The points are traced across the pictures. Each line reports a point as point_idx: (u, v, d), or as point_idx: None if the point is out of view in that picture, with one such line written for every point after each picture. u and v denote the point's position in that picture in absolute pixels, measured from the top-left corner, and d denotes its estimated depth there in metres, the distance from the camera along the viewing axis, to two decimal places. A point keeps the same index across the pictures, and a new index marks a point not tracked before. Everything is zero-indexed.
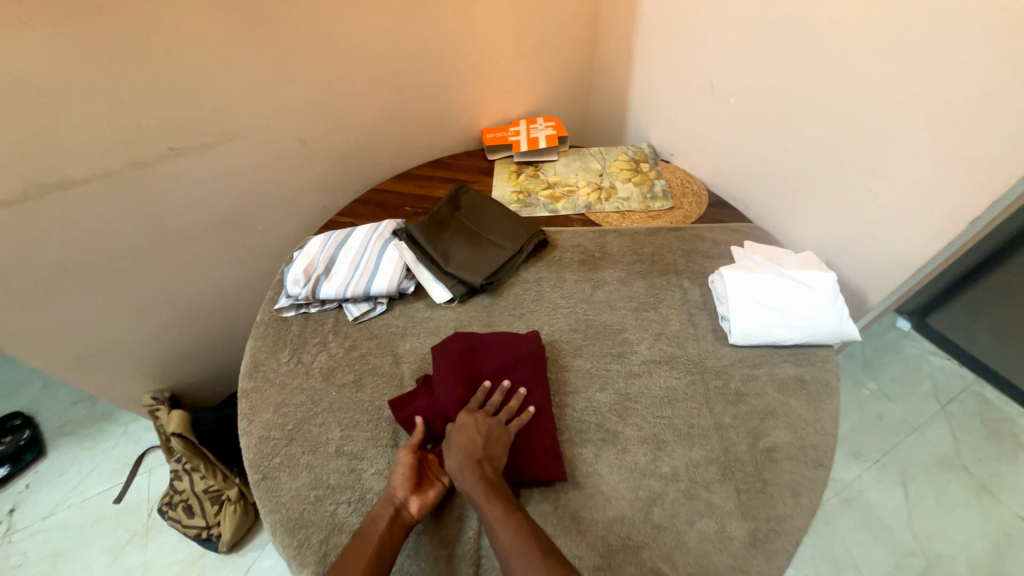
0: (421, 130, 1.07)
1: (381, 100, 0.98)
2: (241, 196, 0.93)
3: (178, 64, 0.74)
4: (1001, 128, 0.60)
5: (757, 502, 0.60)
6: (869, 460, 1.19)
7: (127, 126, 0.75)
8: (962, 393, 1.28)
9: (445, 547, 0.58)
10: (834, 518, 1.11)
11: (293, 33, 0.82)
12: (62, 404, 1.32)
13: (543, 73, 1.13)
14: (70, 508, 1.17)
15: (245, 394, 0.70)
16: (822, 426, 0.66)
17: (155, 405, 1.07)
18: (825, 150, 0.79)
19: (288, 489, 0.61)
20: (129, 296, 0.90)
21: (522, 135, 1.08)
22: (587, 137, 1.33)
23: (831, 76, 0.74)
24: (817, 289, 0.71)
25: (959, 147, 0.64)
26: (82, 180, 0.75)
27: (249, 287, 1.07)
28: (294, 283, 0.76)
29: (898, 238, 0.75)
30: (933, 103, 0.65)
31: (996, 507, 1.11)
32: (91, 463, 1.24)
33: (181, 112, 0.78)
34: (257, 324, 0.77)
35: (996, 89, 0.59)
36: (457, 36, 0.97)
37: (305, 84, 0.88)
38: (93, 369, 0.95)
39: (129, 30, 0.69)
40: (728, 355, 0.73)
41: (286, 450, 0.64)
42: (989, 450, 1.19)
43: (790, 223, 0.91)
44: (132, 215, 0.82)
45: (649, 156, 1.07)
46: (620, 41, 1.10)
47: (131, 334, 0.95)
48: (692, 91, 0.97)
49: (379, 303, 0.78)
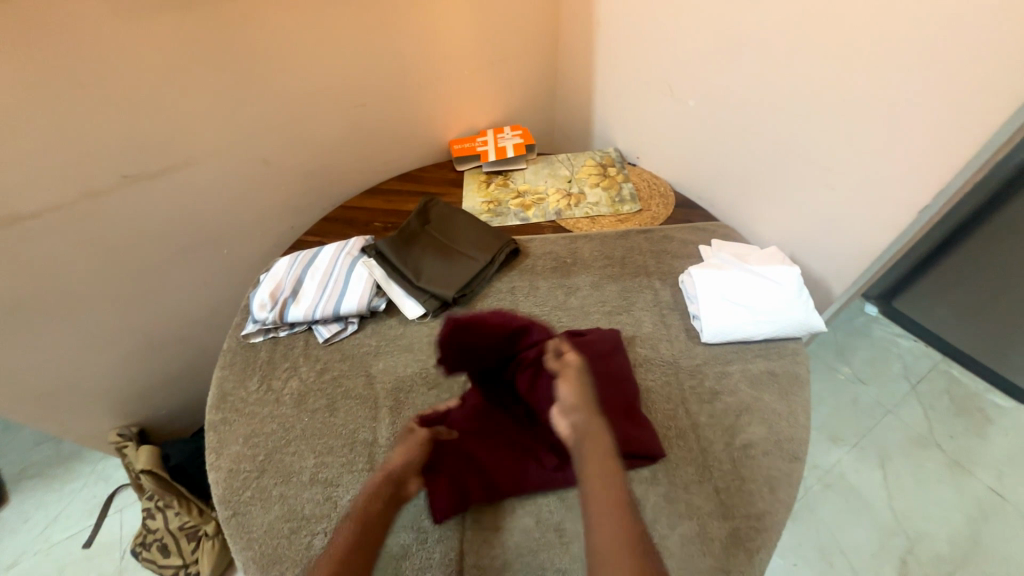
0: (388, 144, 1.06)
1: (344, 116, 0.97)
2: (204, 221, 0.90)
3: (128, 89, 0.72)
4: (942, 121, 0.63)
5: (736, 499, 0.61)
6: (848, 444, 1.22)
7: (76, 156, 0.72)
8: (929, 372, 1.33)
9: (425, 572, 0.57)
10: (819, 503, 1.14)
11: (249, 54, 0.80)
12: (23, 447, 1.25)
13: (507, 83, 1.13)
14: (35, 557, 1.10)
15: (212, 427, 0.67)
16: (795, 418, 0.67)
17: (122, 441, 1.02)
18: (784, 147, 0.81)
19: (260, 524, 0.59)
20: (88, 330, 0.86)
21: (489, 145, 1.08)
22: (555, 144, 1.35)
23: (782, 76, 0.77)
24: (781, 284, 0.72)
25: (907, 141, 0.67)
26: (28, 214, 0.71)
27: (217, 312, 1.04)
28: (261, 307, 0.74)
29: (856, 229, 0.78)
30: (879, 100, 0.67)
31: (969, 481, 1.15)
32: (56, 507, 1.17)
33: (133, 138, 0.76)
34: (223, 352, 0.75)
35: (934, 85, 0.62)
36: (418, 50, 0.97)
37: (264, 104, 0.86)
38: (52, 409, 0.91)
39: (70, 57, 0.66)
40: (702, 354, 0.74)
41: (257, 482, 0.62)
42: (958, 427, 1.23)
43: (755, 219, 0.93)
44: (85, 246, 0.79)
45: (616, 160, 1.08)
46: (581, 48, 1.11)
47: (91, 370, 0.91)
48: (653, 95, 0.99)
49: (350, 323, 0.77)
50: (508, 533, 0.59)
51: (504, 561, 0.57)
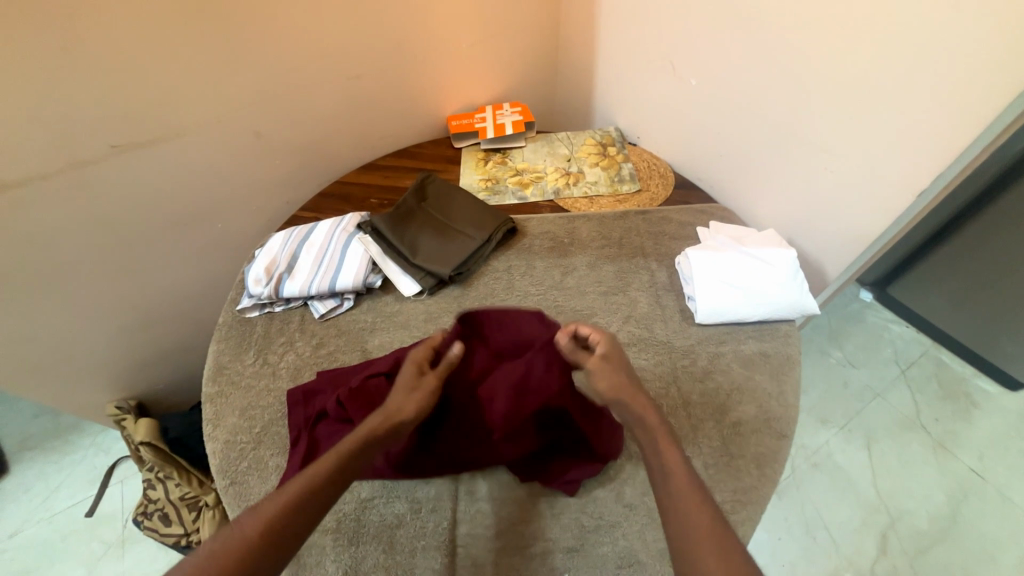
0: (384, 119, 1.04)
1: (338, 89, 0.94)
2: (196, 193, 0.89)
3: (115, 55, 0.70)
4: (947, 102, 0.61)
5: (723, 473, 0.62)
6: (836, 426, 1.24)
7: (63, 123, 0.70)
8: (921, 358, 1.34)
9: (419, 539, 0.59)
10: (805, 482, 1.17)
11: (241, 23, 0.78)
12: (22, 419, 1.26)
13: (506, 58, 1.11)
14: (38, 525, 1.13)
15: (209, 399, 0.68)
16: (784, 398, 0.68)
17: (121, 414, 1.03)
18: (785, 129, 0.80)
19: (258, 493, 0.61)
20: (82, 303, 0.86)
21: (488, 121, 1.06)
22: (554, 121, 1.32)
23: (784, 56, 0.75)
24: (777, 266, 0.72)
25: (911, 124, 0.65)
26: (16, 184, 0.69)
27: (213, 286, 1.04)
28: (255, 282, 0.73)
29: (854, 214, 0.77)
30: (885, 78, 0.65)
31: (953, 463, 1.18)
32: (57, 477, 1.19)
33: (121, 108, 0.74)
34: (219, 326, 0.75)
35: (942, 62, 0.60)
36: (415, 22, 0.94)
37: (253, 75, 0.83)
38: (49, 381, 0.91)
39: (50, 18, 0.63)
40: (695, 334, 0.75)
41: (254, 453, 0.64)
42: (945, 411, 1.26)
43: (753, 203, 0.92)
44: (77, 218, 0.77)
45: (616, 140, 1.06)
46: (583, 23, 1.08)
47: (88, 343, 0.91)
48: (655, 74, 0.97)
49: (346, 299, 0.77)
50: (499, 502, 0.61)
51: (497, 530, 0.60)
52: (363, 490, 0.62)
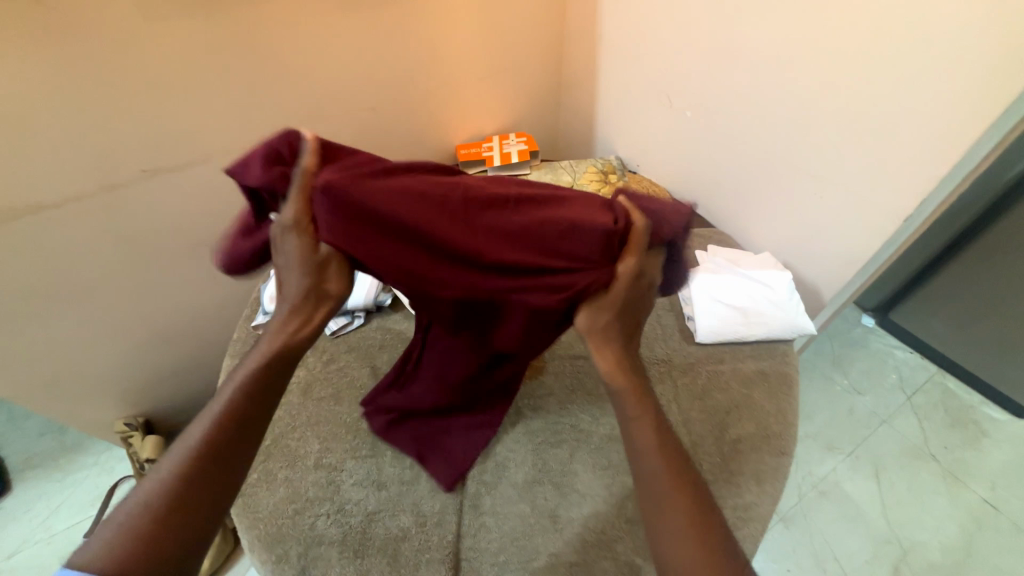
0: (396, 147, 1.10)
1: (355, 120, 1.00)
2: (216, 215, 0.93)
3: (151, 91, 0.75)
4: (926, 132, 0.65)
5: (723, 490, 0.63)
6: (843, 452, 1.23)
7: (99, 150, 0.75)
8: (926, 384, 1.33)
9: (424, 552, 0.60)
10: (813, 510, 1.15)
11: (268, 61, 0.84)
12: (28, 436, 1.27)
13: (513, 90, 1.17)
14: (38, 545, 1.12)
15: None
16: (783, 416, 0.70)
17: (129, 431, 1.05)
18: (776, 156, 0.85)
19: (265, 505, 0.63)
20: (104, 318, 0.90)
21: (494, 150, 1.11)
22: (558, 149, 1.38)
23: (773, 89, 0.80)
24: (774, 288, 0.75)
25: (891, 153, 0.70)
26: (52, 205, 0.75)
27: (226, 305, 1.07)
28: (270, 299, 0.77)
29: (846, 238, 0.81)
30: (867, 110, 0.70)
31: (964, 492, 1.16)
32: (60, 496, 1.19)
33: (153, 136, 0.79)
34: (233, 342, 0.78)
35: (918, 97, 0.64)
36: (427, 59, 1.01)
37: (276, 108, 0.89)
38: (63, 396, 0.93)
39: (98, 59, 0.69)
40: (695, 353, 0.76)
41: (263, 465, 0.66)
42: (953, 439, 1.24)
43: (751, 227, 0.96)
44: (104, 237, 0.82)
45: (617, 167, 1.11)
46: (585, 60, 1.15)
47: (104, 359, 0.94)
48: (654, 106, 1.03)
49: (356, 317, 0.80)
50: (503, 518, 0.63)
51: (500, 544, 0.61)
52: (369, 503, 0.64)
